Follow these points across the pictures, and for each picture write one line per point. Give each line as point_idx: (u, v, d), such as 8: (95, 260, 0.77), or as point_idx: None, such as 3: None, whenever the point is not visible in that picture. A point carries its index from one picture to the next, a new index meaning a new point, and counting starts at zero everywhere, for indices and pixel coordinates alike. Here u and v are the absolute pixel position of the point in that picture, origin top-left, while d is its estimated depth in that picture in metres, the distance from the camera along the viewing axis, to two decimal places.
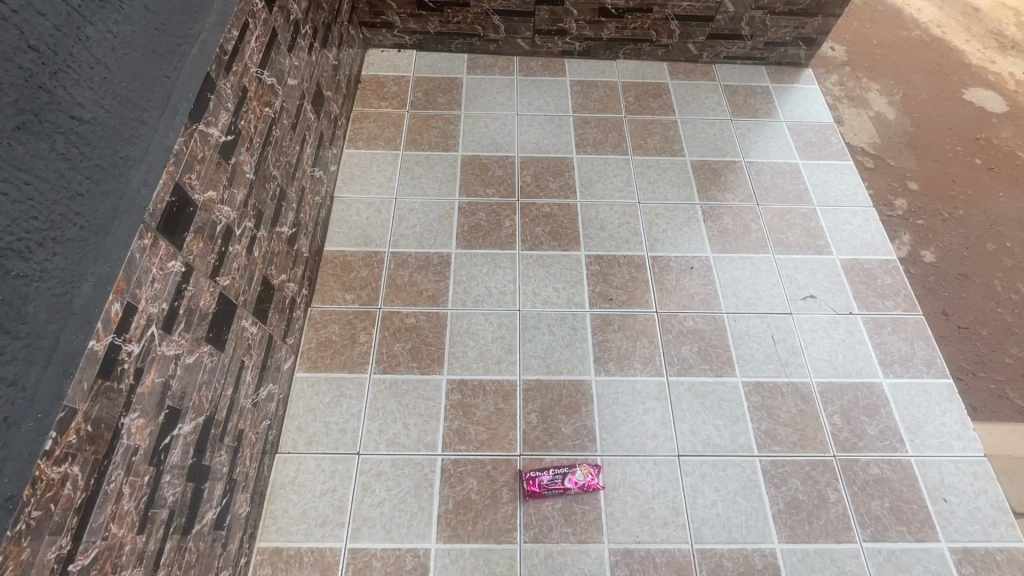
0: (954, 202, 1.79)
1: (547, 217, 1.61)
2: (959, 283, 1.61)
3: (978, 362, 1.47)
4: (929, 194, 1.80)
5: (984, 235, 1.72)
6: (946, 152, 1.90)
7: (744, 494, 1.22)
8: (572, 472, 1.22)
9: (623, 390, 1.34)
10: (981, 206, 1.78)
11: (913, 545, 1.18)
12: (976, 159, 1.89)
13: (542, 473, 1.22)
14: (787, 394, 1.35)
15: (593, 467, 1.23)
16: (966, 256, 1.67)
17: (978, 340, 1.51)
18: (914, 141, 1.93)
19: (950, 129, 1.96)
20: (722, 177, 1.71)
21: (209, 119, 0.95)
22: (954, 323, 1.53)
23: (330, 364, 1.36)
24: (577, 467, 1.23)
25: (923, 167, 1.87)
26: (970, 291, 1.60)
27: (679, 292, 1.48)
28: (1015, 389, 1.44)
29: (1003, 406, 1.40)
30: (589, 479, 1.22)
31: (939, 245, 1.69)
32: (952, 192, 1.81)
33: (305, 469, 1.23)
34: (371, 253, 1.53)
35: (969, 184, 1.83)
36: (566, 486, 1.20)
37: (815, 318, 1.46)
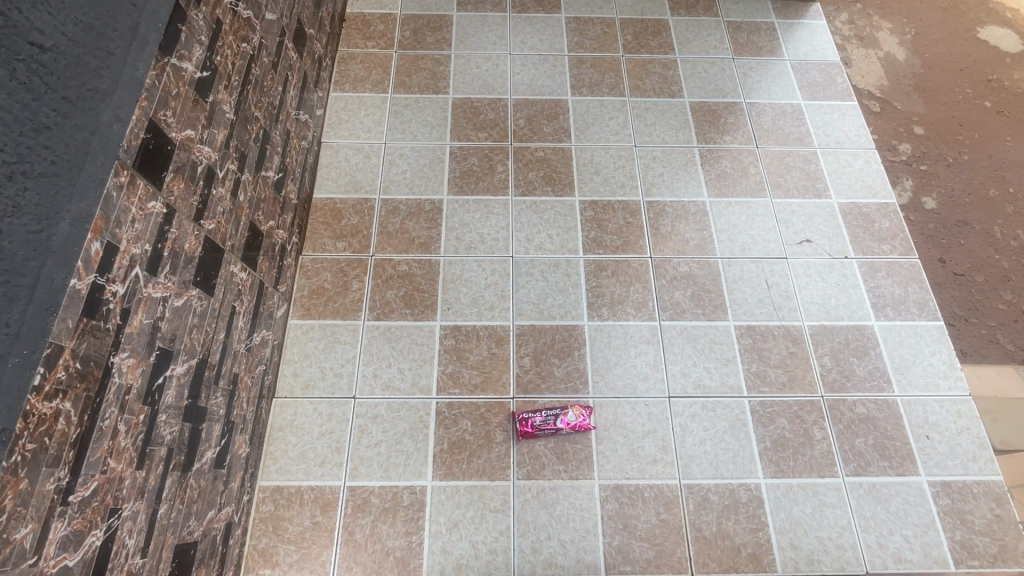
0: (959, 147, 1.74)
1: (541, 162, 1.57)
2: (957, 229, 1.59)
3: (971, 308, 1.47)
4: (934, 138, 1.75)
5: (988, 180, 1.69)
6: (955, 95, 1.84)
7: (732, 433, 1.25)
8: (564, 413, 1.24)
9: (615, 334, 1.34)
10: (986, 151, 1.74)
11: (893, 479, 1.22)
12: (986, 102, 1.83)
13: (534, 415, 1.23)
14: (779, 337, 1.36)
15: (586, 408, 1.25)
16: (967, 202, 1.65)
17: (973, 286, 1.51)
18: (923, 83, 1.86)
19: (960, 70, 1.89)
20: (721, 119, 1.66)
21: (181, 52, 0.90)
22: (950, 270, 1.53)
23: (323, 311, 1.36)
24: (569, 408, 1.25)
25: (931, 110, 1.81)
26: (968, 237, 1.59)
27: (674, 238, 1.47)
28: (1007, 335, 1.45)
29: (991, 350, 1.43)
30: (581, 420, 1.24)
31: (941, 190, 1.66)
32: (958, 136, 1.76)
33: (302, 412, 1.25)
34: (362, 200, 1.50)
35: (975, 128, 1.78)
36: (559, 428, 1.23)
37: (809, 263, 1.45)
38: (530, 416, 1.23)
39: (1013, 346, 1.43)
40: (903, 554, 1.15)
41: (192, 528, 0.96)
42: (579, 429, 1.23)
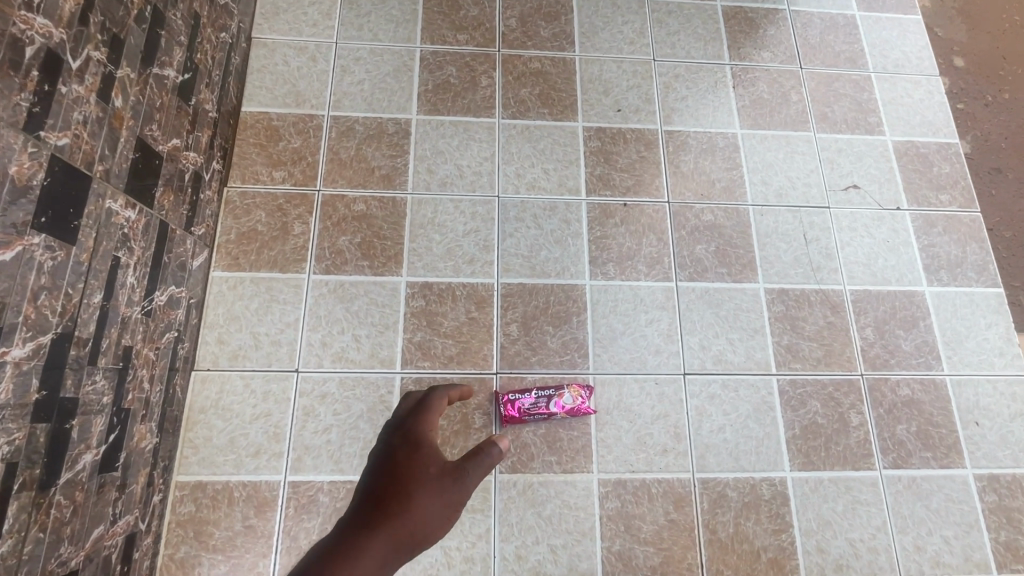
0: (1002, 82, 1.47)
1: (536, 76, 1.24)
2: (989, 177, 1.37)
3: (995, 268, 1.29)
4: (975, 72, 1.48)
5: None
6: (1002, 21, 1.54)
7: (756, 418, 1.05)
8: (558, 395, 1.01)
9: (623, 297, 1.10)
10: None
11: (935, 472, 1.05)
12: None
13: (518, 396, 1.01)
14: (815, 304, 1.13)
15: (585, 390, 1.02)
16: (1004, 148, 1.40)
17: (999, 244, 1.31)
18: (970, 6, 1.55)
19: None
20: (759, 29, 1.34)
21: None
22: None
23: (255, 261, 1.06)
24: (565, 389, 1.02)
25: (974, 38, 1.52)
26: (1001, 188, 1.36)
27: (697, 178, 1.19)
28: None
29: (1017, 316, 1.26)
30: (579, 403, 1.01)
31: (976, 134, 1.42)
32: (1002, 71, 1.49)
33: (230, 389, 0.99)
34: (305, 116, 1.17)
35: (1021, 62, 1.50)
36: (550, 414, 1.01)
37: (856, 214, 1.21)
38: (513, 398, 1.01)
39: None
40: (941, 558, 1.00)
41: (66, 556, 0.72)
42: (576, 414, 1.01)
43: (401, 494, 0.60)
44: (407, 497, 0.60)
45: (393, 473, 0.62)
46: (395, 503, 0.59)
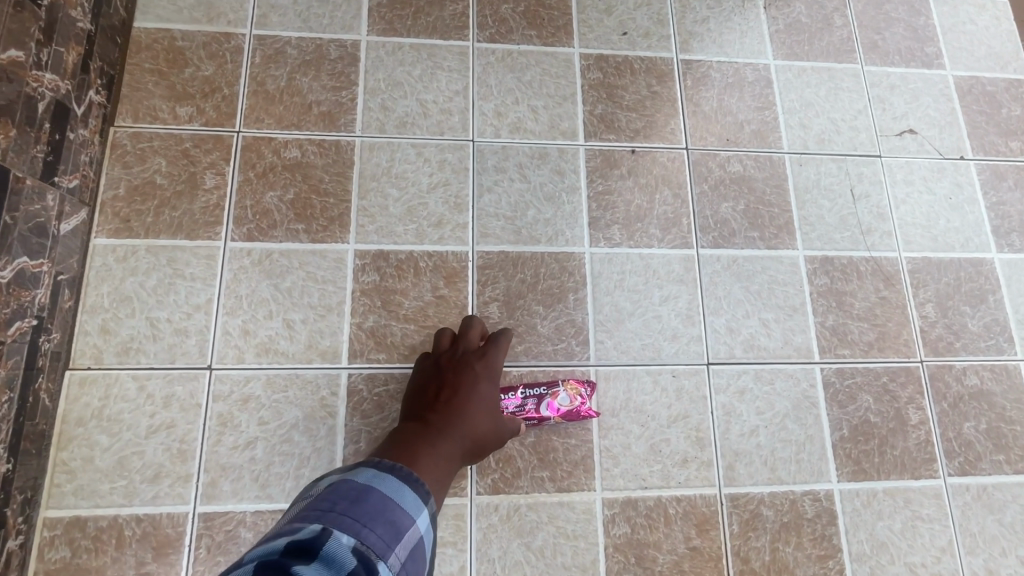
0: None
1: None
2: None
3: None
4: None
5: None
6: None
7: (796, 418, 0.85)
8: (550, 395, 0.79)
9: (632, 268, 0.87)
10: None
11: (1009, 479, 0.86)
12: None
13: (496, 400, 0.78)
14: (866, 275, 0.92)
15: (584, 387, 0.80)
16: None
17: None
18: None
19: None
20: None
21: None
22: None
23: (152, 225, 0.81)
24: (560, 387, 0.79)
25: None
26: None
27: (721, 119, 0.96)
28: None
29: None
30: (578, 405, 0.79)
31: None
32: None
33: (119, 394, 0.75)
34: (219, 35, 0.89)
35: None
36: (542, 420, 0.78)
37: (912, 165, 0.99)
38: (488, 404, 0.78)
39: None
40: None
41: None
42: (574, 418, 0.79)
43: (471, 435, 0.70)
44: (473, 442, 0.70)
45: (467, 407, 0.71)
46: (465, 439, 0.70)
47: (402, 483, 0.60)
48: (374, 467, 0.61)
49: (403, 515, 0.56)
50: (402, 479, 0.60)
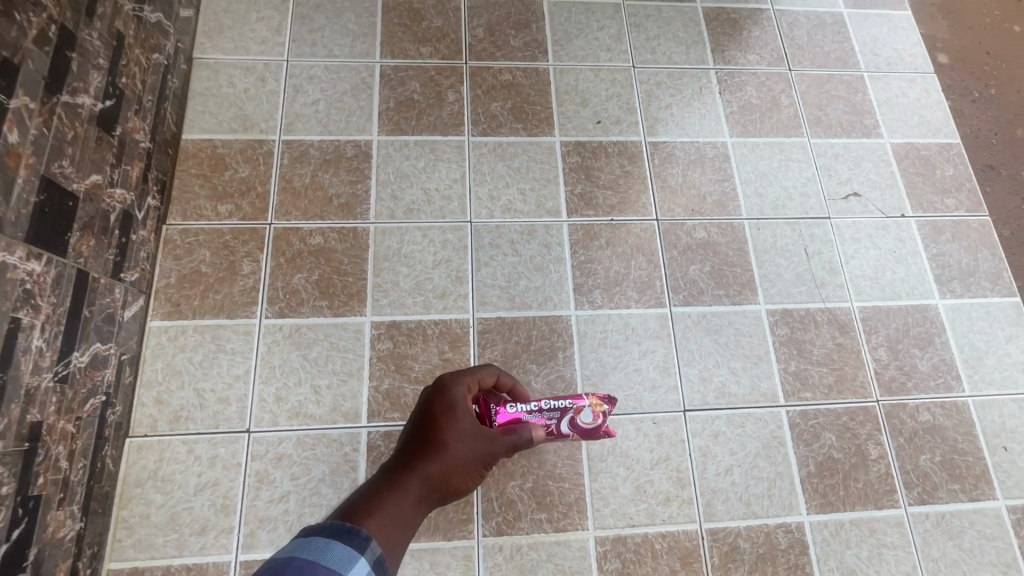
0: None
1: (508, 88, 1.14)
2: None
3: None
4: None
5: None
6: None
7: (766, 456, 0.95)
8: (574, 411, 0.84)
9: (613, 328, 0.99)
10: None
11: (965, 507, 0.95)
12: None
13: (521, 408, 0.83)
14: (822, 324, 1.04)
15: (606, 406, 0.86)
16: None
17: None
18: None
19: None
20: (743, 32, 1.25)
21: None
22: None
23: (199, 307, 0.94)
24: (585, 404, 0.85)
25: None
26: None
27: (687, 192, 1.10)
28: None
29: None
30: (596, 423, 0.85)
31: None
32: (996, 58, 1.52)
33: (170, 457, 0.87)
34: (254, 143, 1.05)
35: None
36: (565, 432, 0.84)
37: (858, 224, 1.12)
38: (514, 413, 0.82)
39: None
40: None
41: None
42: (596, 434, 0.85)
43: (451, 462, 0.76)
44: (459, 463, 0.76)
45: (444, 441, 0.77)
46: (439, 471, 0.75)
47: (333, 538, 0.62)
48: (302, 535, 0.63)
49: (330, 571, 0.58)
50: (332, 536, 0.63)
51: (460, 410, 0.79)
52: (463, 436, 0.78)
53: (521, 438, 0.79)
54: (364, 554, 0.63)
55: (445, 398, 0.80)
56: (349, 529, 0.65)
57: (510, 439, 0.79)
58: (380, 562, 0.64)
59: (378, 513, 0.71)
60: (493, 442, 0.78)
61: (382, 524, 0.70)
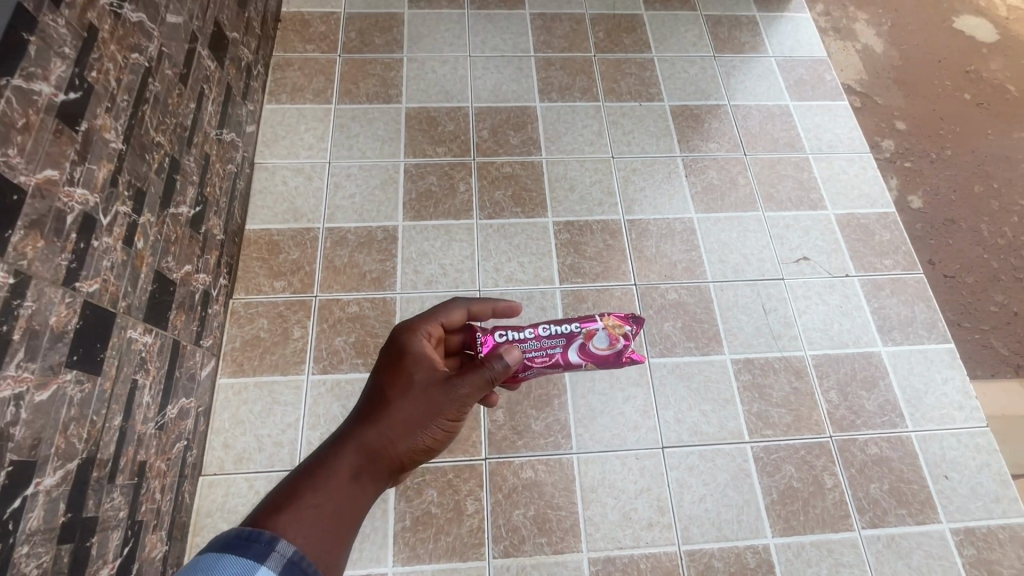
0: (943, 142, 1.72)
1: (509, 178, 1.39)
2: (947, 228, 1.58)
3: (964, 314, 1.47)
4: (917, 133, 1.73)
5: (973, 176, 1.67)
6: (935, 88, 1.81)
7: (735, 486, 1.11)
8: (584, 335, 0.92)
9: (600, 377, 1.18)
10: (970, 146, 1.71)
11: (912, 529, 1.09)
12: (966, 95, 1.81)
13: (531, 344, 0.90)
14: (780, 371, 1.22)
15: (625, 328, 0.93)
16: (954, 198, 1.63)
17: (964, 289, 1.50)
18: (904, 77, 1.83)
19: (939, 62, 1.86)
20: (705, 124, 1.50)
21: (29, 70, 0.70)
22: (941, 273, 1.51)
23: (258, 367, 1.16)
24: (596, 328, 0.92)
25: (912, 104, 1.78)
26: (958, 238, 1.57)
27: (660, 261, 1.31)
28: (1000, 338, 1.45)
29: (988, 357, 1.43)
30: (610, 344, 0.92)
31: (926, 188, 1.64)
32: (941, 131, 1.74)
33: (235, 492, 1.05)
34: (302, 230, 1.30)
35: (957, 121, 1.75)
36: (579, 354, 0.91)
37: (809, 284, 1.31)
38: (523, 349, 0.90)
39: (1007, 351, 1.44)
40: None
41: None
42: (612, 355, 0.92)
43: (401, 405, 0.77)
44: (407, 405, 0.77)
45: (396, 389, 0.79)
46: (391, 418, 0.76)
47: (224, 552, 0.54)
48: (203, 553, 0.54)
49: None
50: (225, 548, 0.54)
51: (411, 361, 0.81)
52: (414, 387, 0.79)
53: (490, 372, 0.81)
54: (267, 563, 0.54)
55: (397, 348, 0.83)
56: (250, 533, 0.56)
57: (474, 376, 0.80)
58: (295, 564, 0.56)
59: (304, 499, 0.65)
60: (450, 385, 0.79)
61: (305, 516, 0.63)
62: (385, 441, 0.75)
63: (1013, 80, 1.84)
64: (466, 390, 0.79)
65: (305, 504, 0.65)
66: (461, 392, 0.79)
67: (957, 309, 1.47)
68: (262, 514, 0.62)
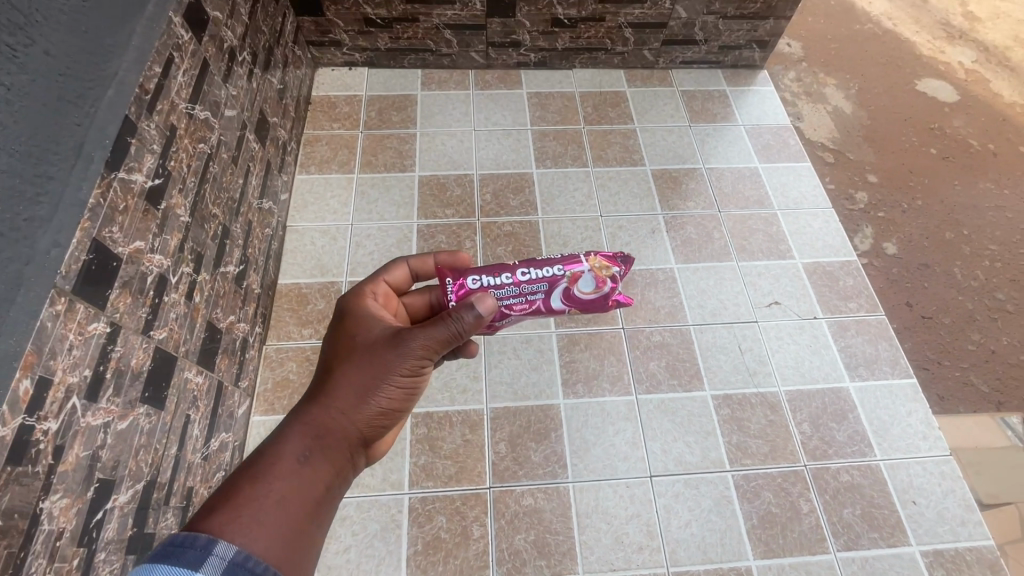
0: (913, 193, 1.87)
1: (509, 236, 1.57)
2: (920, 272, 1.70)
3: (942, 352, 1.57)
4: (888, 185, 1.87)
5: (943, 224, 1.81)
6: (904, 144, 1.99)
7: (718, 511, 1.21)
8: (567, 280, 0.87)
9: (592, 412, 1.31)
10: (938, 196, 1.87)
11: (884, 551, 1.18)
12: (932, 149, 1.98)
13: (514, 292, 0.87)
14: (756, 405, 1.34)
15: (611, 271, 0.89)
16: (926, 245, 1.76)
17: (941, 329, 1.60)
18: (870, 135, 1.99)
19: (904, 121, 2.04)
20: (683, 185, 1.70)
21: (130, 165, 0.89)
22: (918, 314, 1.63)
23: (287, 405, 1.30)
24: (580, 272, 0.88)
25: (882, 159, 1.94)
26: (932, 281, 1.69)
27: (645, 307, 1.47)
28: (979, 375, 1.54)
29: (969, 394, 1.51)
30: (595, 290, 0.89)
31: (901, 236, 1.77)
32: (910, 183, 1.89)
33: None
34: (327, 284, 1.47)
35: (925, 174, 1.92)
36: (563, 300, 0.89)
37: (780, 325, 1.46)
38: (507, 297, 0.87)
39: (987, 388, 1.53)
40: None
41: None
42: (595, 298, 0.89)
43: (355, 377, 0.77)
44: (360, 376, 0.77)
45: (348, 361, 0.79)
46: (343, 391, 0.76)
47: (156, 562, 0.49)
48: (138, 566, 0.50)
49: None
50: (159, 559, 0.50)
51: (361, 330, 0.82)
52: (366, 354, 0.79)
53: (460, 323, 0.78)
54: (204, 570, 0.50)
55: (349, 321, 0.84)
56: (183, 539, 0.52)
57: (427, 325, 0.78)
58: (240, 566, 0.53)
59: (249, 490, 0.63)
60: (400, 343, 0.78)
61: (253, 505, 0.62)
62: (335, 418, 0.75)
63: (974, 135, 2.04)
64: (418, 342, 0.77)
65: (249, 497, 0.63)
66: (414, 346, 0.77)
67: (934, 347, 1.58)
68: (209, 509, 0.61)
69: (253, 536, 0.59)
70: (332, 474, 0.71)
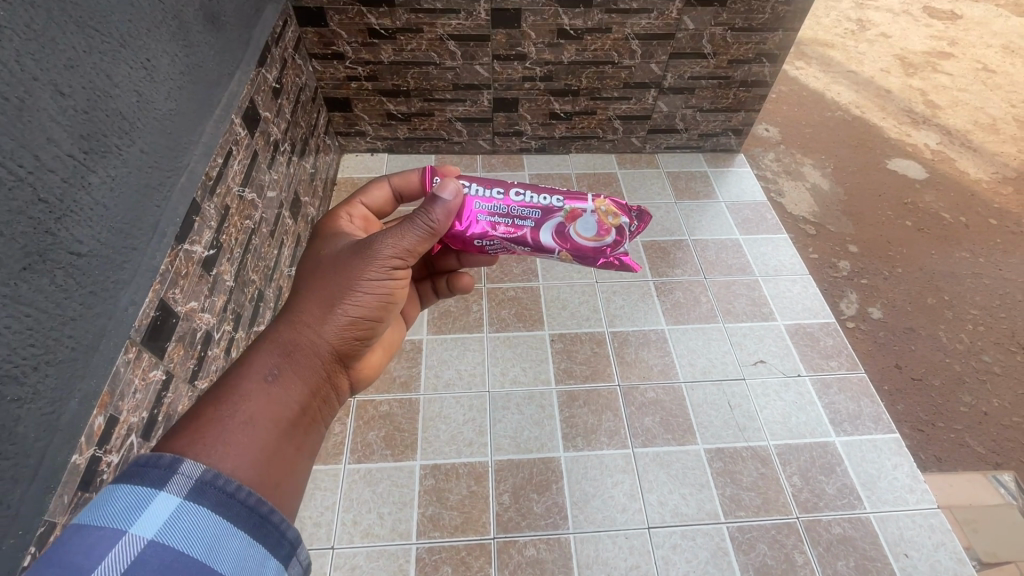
0: (893, 262, 2.02)
1: (512, 300, 1.72)
2: (906, 335, 1.81)
3: (935, 413, 1.63)
4: (868, 255, 2.03)
5: (924, 290, 1.95)
6: (880, 217, 2.17)
7: (715, 563, 1.25)
8: (564, 218, 0.97)
9: (592, 465, 1.38)
10: (919, 264, 2.02)
11: None
12: (907, 221, 2.16)
13: (505, 210, 0.97)
14: (747, 459, 1.41)
15: (611, 219, 0.98)
16: (908, 309, 1.89)
17: (931, 390, 1.68)
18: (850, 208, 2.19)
19: (880, 196, 2.25)
20: (671, 255, 1.86)
21: (193, 238, 1.06)
22: (908, 375, 1.71)
23: None
24: (578, 213, 0.97)
25: (861, 231, 2.11)
26: (918, 343, 1.80)
27: (638, 365, 1.58)
28: (974, 436, 1.60)
29: (965, 454, 1.56)
30: (585, 236, 0.97)
31: (883, 301, 1.90)
32: (890, 253, 2.05)
33: None
34: None
35: (903, 245, 2.08)
36: (558, 233, 0.97)
37: (766, 382, 1.56)
38: (496, 211, 0.97)
39: (981, 448, 1.58)
40: None
41: None
42: (586, 240, 0.97)
43: (321, 288, 0.82)
44: (327, 286, 0.82)
45: (315, 275, 0.84)
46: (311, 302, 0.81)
47: (120, 481, 0.52)
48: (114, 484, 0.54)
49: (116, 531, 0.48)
50: (122, 479, 0.52)
51: (329, 247, 0.89)
52: (332, 264, 0.84)
53: (418, 221, 0.84)
54: (168, 488, 0.52)
55: (321, 241, 0.91)
56: (149, 459, 0.54)
57: (394, 232, 0.83)
58: (208, 484, 0.54)
59: (214, 411, 0.66)
60: (363, 262, 0.82)
61: (217, 423, 0.65)
62: (302, 333, 0.79)
63: (946, 209, 2.23)
64: (383, 247, 0.82)
65: (212, 420, 0.65)
66: (378, 252, 0.82)
67: (926, 408, 1.65)
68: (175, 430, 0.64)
69: (219, 457, 0.61)
70: (302, 385, 0.76)
